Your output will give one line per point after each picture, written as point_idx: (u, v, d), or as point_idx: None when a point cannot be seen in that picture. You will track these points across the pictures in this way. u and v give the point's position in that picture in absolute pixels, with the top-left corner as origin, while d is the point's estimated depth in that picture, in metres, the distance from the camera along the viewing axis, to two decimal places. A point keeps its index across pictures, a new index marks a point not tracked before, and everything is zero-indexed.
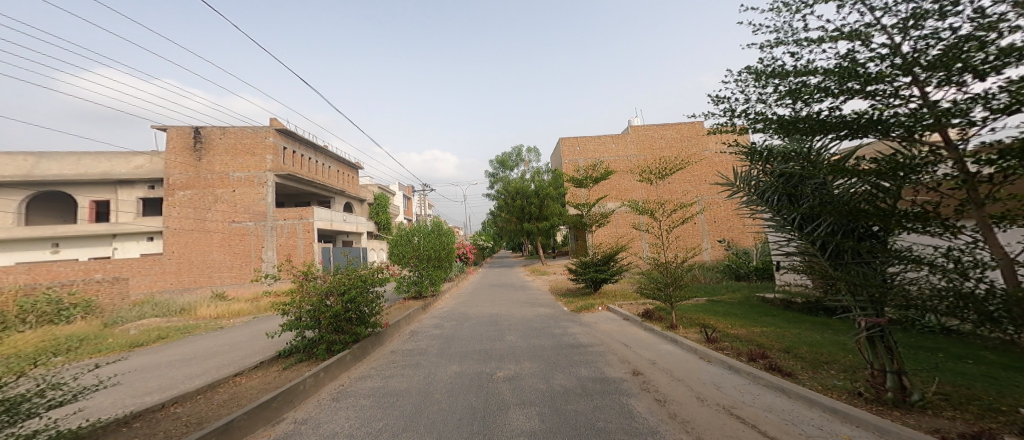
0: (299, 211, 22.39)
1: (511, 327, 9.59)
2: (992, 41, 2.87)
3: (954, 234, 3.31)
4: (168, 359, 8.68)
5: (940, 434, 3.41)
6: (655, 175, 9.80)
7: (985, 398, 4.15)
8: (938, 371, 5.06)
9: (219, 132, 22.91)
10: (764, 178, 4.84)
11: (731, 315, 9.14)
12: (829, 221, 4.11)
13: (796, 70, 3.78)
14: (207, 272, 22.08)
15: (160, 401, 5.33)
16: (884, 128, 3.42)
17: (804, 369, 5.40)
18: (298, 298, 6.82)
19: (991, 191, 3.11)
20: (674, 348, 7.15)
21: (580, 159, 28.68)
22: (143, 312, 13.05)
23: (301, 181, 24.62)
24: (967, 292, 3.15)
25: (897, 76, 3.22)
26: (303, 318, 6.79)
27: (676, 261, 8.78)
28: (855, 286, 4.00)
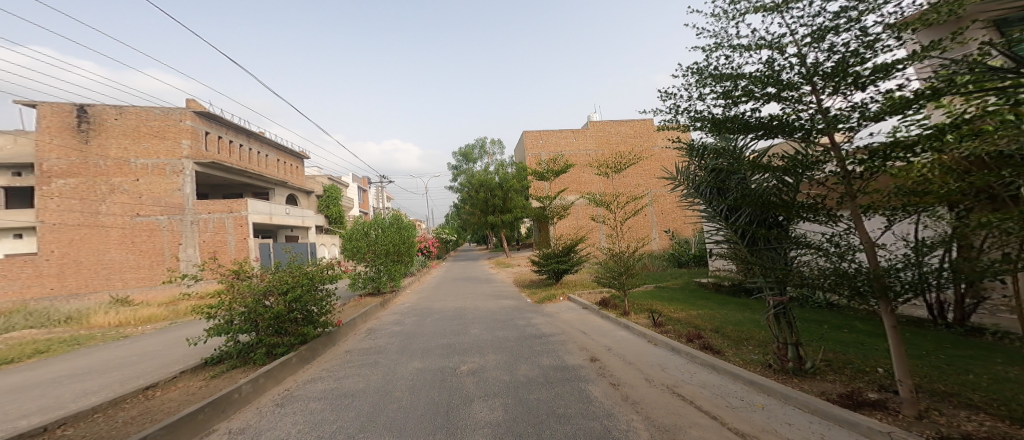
0: (225, 203, 20.57)
1: (474, 321, 9.31)
2: (871, 59, 3.09)
3: (834, 222, 3.57)
4: (53, 376, 7.37)
5: (824, 396, 3.69)
6: (613, 166, 9.80)
7: (855, 361, 4.60)
8: (822, 341, 5.55)
9: (115, 113, 19.84)
10: (699, 173, 4.99)
11: (676, 300, 9.56)
12: (747, 212, 4.31)
13: (726, 73, 3.82)
14: (103, 275, 19.02)
15: (40, 424, 4.34)
16: (789, 131, 3.58)
17: (730, 346, 5.70)
18: (227, 300, 5.94)
19: (861, 186, 3.40)
20: (626, 334, 7.29)
21: (540, 152, 28.67)
22: (13, 325, 11.03)
23: (231, 171, 22.32)
24: (844, 271, 3.41)
25: (802, 85, 3.35)
26: (236, 321, 5.94)
27: (628, 250, 8.88)
28: (766, 270, 4.25)
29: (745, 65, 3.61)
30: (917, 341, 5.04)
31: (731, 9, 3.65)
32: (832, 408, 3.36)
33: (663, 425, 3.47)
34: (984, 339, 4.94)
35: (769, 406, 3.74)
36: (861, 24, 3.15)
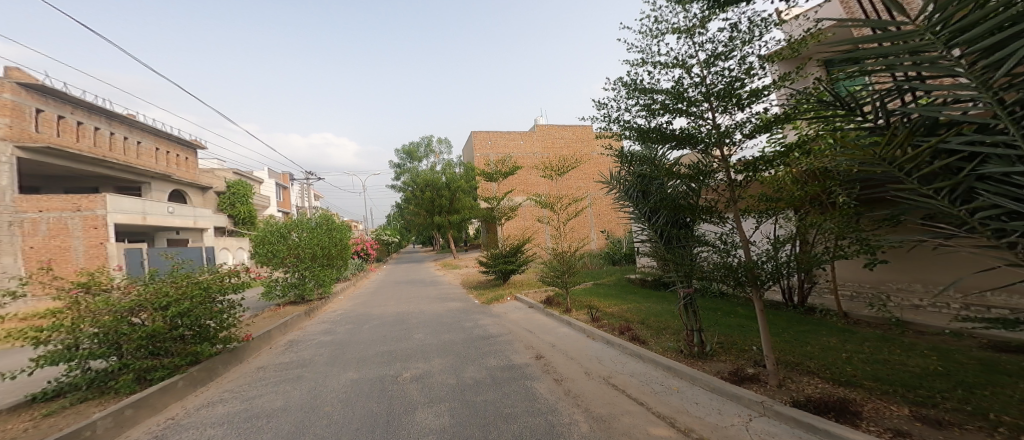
0: (72, 200, 16.40)
1: (419, 325, 7.85)
2: (749, 83, 3.61)
3: (723, 222, 4.14)
4: None
5: (719, 374, 4.18)
6: (557, 169, 9.51)
7: (737, 342, 5.31)
8: (717, 326, 6.28)
9: None
10: (629, 178, 4.97)
11: (609, 296, 9.91)
12: (665, 214, 4.63)
13: (645, 87, 4.06)
14: None
15: None
16: (694, 143, 3.95)
17: (652, 336, 6.13)
18: (72, 320, 4.23)
19: (740, 192, 4.04)
20: (568, 330, 7.29)
21: (483, 153, 26.67)
22: None
23: (75, 159, 18.05)
24: (730, 264, 3.91)
25: (702, 102, 3.74)
26: (86, 345, 4.25)
27: (568, 249, 8.79)
28: (677, 267, 4.51)
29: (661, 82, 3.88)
30: (774, 320, 6.04)
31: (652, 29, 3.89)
32: (728, 386, 3.77)
33: (600, 415, 3.55)
34: (813, 316, 6.08)
35: (683, 389, 4.07)
36: (742, 54, 3.64)
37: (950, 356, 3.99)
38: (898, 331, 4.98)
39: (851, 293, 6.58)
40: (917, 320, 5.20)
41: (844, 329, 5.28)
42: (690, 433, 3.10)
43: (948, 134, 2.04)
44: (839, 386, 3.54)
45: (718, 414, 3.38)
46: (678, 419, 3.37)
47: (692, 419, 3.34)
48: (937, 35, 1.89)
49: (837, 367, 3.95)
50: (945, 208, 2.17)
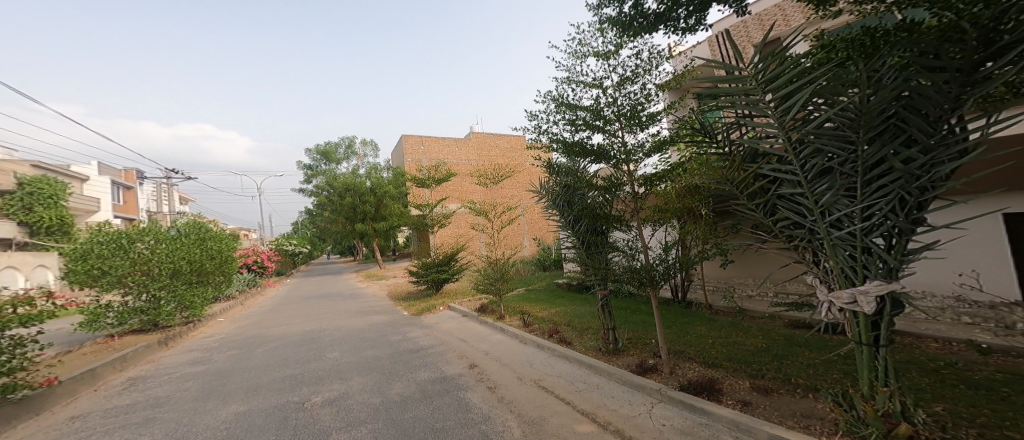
0: None
1: (335, 344, 6.70)
2: (648, 107, 4.18)
3: (628, 229, 4.61)
4: None
5: (633, 367, 4.42)
6: (491, 176, 8.53)
7: (642, 336, 5.72)
8: (627, 322, 6.68)
9: None
10: (556, 188, 5.30)
11: (540, 299, 9.37)
12: (585, 222, 5.01)
13: (570, 103, 4.32)
14: None
15: None
16: (610, 158, 4.32)
17: (577, 337, 5.96)
18: None
19: (642, 203, 4.52)
20: (501, 336, 6.66)
21: (411, 157, 23.64)
22: None
23: None
24: (635, 267, 4.39)
25: (614, 121, 4.19)
26: None
27: (500, 259, 8.07)
28: (595, 271, 4.86)
29: (584, 100, 4.17)
30: (665, 314, 6.78)
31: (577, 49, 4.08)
32: (640, 381, 3.97)
33: (531, 418, 3.49)
34: (682, 307, 7.16)
35: (603, 385, 4.20)
36: (643, 81, 4.20)
37: (787, 335, 4.96)
38: (741, 316, 6.12)
39: (713, 288, 7.84)
40: (752, 307, 6.47)
41: (711, 318, 6.26)
42: (609, 427, 3.26)
43: (761, 162, 2.63)
44: (707, 367, 4.20)
45: (630, 405, 3.62)
46: (599, 414, 3.52)
47: (609, 412, 3.52)
48: (753, 81, 2.47)
49: (712, 354, 4.55)
50: (761, 218, 2.80)
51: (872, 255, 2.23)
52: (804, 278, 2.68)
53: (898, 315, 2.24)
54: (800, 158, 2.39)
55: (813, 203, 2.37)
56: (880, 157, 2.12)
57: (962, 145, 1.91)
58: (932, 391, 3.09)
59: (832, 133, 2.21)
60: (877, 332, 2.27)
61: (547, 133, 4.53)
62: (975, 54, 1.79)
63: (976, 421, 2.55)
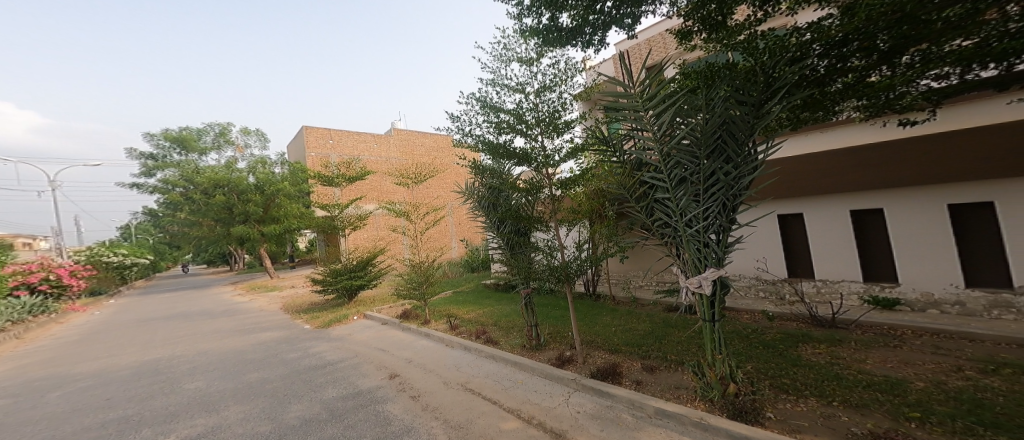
0: None
1: (228, 366, 5.91)
2: (564, 115, 4.47)
3: (548, 230, 4.85)
4: None
5: (554, 360, 4.67)
6: (413, 176, 8.22)
7: (561, 329, 6.05)
8: (550, 317, 6.99)
9: None
10: (481, 190, 5.34)
11: (467, 301, 9.25)
12: (510, 223, 5.12)
13: (494, 106, 4.41)
14: None
15: None
16: (531, 161, 4.50)
17: (503, 335, 6.09)
18: None
19: (557, 206, 4.79)
20: (426, 341, 6.53)
21: (314, 152, 21.16)
22: None
23: None
24: (554, 266, 4.63)
25: (535, 126, 4.40)
26: None
27: (426, 260, 7.92)
28: (521, 271, 5.01)
29: (507, 104, 4.29)
30: (580, 307, 7.26)
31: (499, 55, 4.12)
32: (560, 372, 4.22)
33: (457, 423, 3.48)
34: (595, 300, 7.74)
35: (527, 379, 4.37)
36: (560, 90, 4.48)
37: (668, 317, 5.73)
38: (634, 304, 6.92)
39: (619, 281, 8.57)
40: (644, 296, 7.41)
41: (615, 308, 6.92)
42: (532, 420, 3.37)
43: (644, 171, 2.99)
44: (612, 353, 4.63)
45: (549, 396, 3.82)
46: (523, 409, 3.62)
47: (532, 406, 3.65)
48: (640, 98, 2.87)
49: (620, 341, 5.01)
50: (642, 220, 3.18)
51: (710, 248, 2.75)
52: (669, 269, 3.12)
53: (726, 293, 2.85)
54: (666, 168, 2.82)
55: (674, 206, 2.81)
56: (715, 169, 2.66)
57: (758, 161, 2.58)
58: (783, 356, 3.81)
59: (687, 147, 2.71)
60: (714, 310, 2.86)
61: (473, 134, 4.55)
62: (764, 93, 2.52)
63: (767, 373, 3.46)
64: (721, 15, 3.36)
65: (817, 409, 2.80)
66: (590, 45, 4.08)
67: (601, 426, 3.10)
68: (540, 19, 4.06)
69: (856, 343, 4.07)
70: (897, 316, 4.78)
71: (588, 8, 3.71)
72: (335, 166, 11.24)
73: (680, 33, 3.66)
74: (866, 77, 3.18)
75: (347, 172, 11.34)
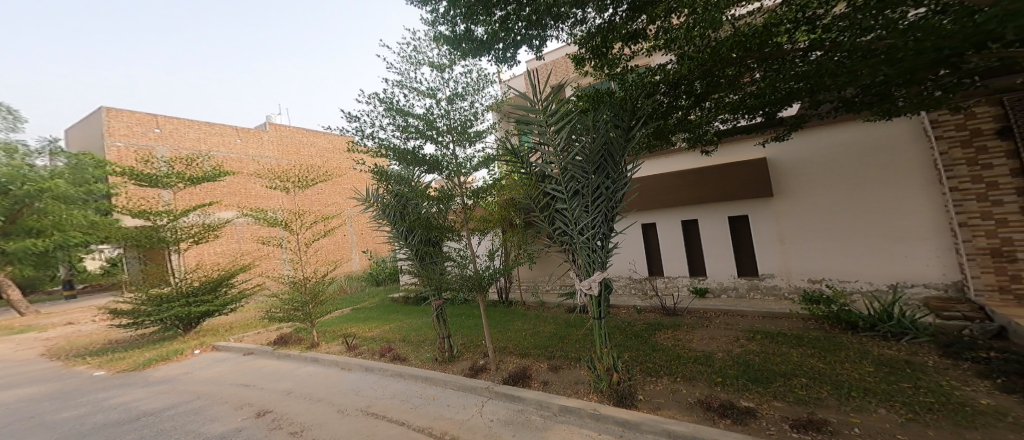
0: None
1: (32, 424, 4.56)
2: (476, 124, 4.55)
3: (459, 239, 4.84)
4: None
5: (466, 371, 4.65)
6: (296, 180, 7.32)
7: (475, 338, 6.07)
8: (462, 328, 6.93)
9: None
10: (384, 198, 5.10)
11: (371, 318, 8.65)
12: (420, 232, 4.97)
13: (400, 109, 4.30)
14: None
15: None
16: (441, 168, 4.48)
17: (413, 351, 5.87)
18: None
19: (469, 215, 4.81)
20: (315, 369, 5.88)
21: (121, 141, 14.01)
22: None
23: None
24: (466, 275, 4.64)
25: (445, 133, 4.39)
26: None
27: (316, 277, 7.21)
28: (432, 282, 4.91)
29: (415, 108, 4.21)
30: (493, 314, 7.37)
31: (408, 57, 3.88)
32: (472, 382, 4.23)
33: None
34: (505, 305, 7.95)
35: (438, 395, 4.27)
36: (472, 100, 4.57)
37: (568, 317, 6.19)
38: (542, 308, 7.31)
39: (529, 286, 8.92)
40: (550, 300, 7.86)
41: (525, 313, 7.19)
42: (444, 437, 3.30)
43: (546, 182, 3.22)
44: (523, 357, 4.79)
45: (462, 409, 3.80)
46: (435, 426, 3.53)
47: (444, 422, 3.59)
48: (543, 114, 3.12)
49: (529, 344, 5.21)
50: (545, 228, 3.42)
51: (598, 253, 3.08)
52: (567, 273, 3.37)
53: (610, 293, 3.21)
54: (564, 181, 3.09)
55: (569, 216, 3.08)
56: (600, 183, 3.03)
57: (628, 177, 3.05)
58: (658, 343, 4.39)
59: (580, 163, 3.00)
60: (601, 308, 3.18)
61: (378, 137, 4.33)
62: (631, 120, 2.98)
63: (636, 359, 3.98)
64: (606, 48, 3.79)
65: (689, 390, 3.29)
66: (501, 59, 4.09)
67: (512, 432, 3.18)
68: (454, 28, 4.00)
69: (717, 329, 4.83)
70: (706, 302, 6.04)
71: (502, 25, 3.69)
72: (163, 162, 7.81)
73: (574, 58, 4.04)
74: (688, 116, 3.94)
75: (185, 172, 7.95)
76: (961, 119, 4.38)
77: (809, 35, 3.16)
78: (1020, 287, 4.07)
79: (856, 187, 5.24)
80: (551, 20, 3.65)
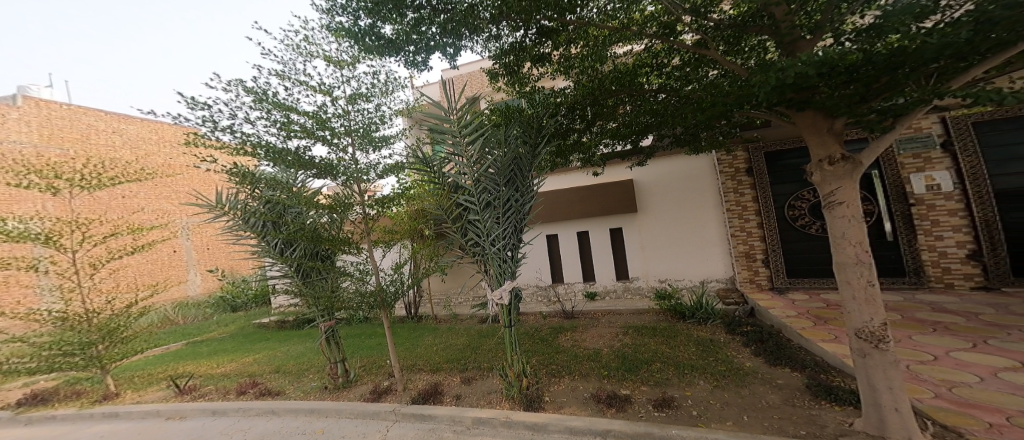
0: None
1: None
2: (380, 128, 4.35)
3: (359, 253, 4.44)
4: None
5: (365, 396, 4.31)
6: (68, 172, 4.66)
7: (377, 359, 5.69)
8: (358, 350, 6.35)
9: None
10: (250, 202, 4.21)
11: (223, 350, 6.92)
12: (303, 246, 4.31)
13: (280, 102, 3.52)
14: None
15: None
16: (336, 173, 4.01)
17: (291, 382, 5.13)
18: None
19: (372, 226, 4.49)
20: (113, 425, 4.57)
21: None
22: None
23: None
24: (366, 292, 4.32)
25: (341, 136, 4.03)
26: None
27: (115, 309, 5.04)
28: (315, 300, 4.41)
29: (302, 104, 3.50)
30: (401, 331, 7.00)
31: (298, 44, 3.47)
32: (369, 407, 3.94)
33: None
34: (414, 321, 7.64)
35: (329, 427, 3.85)
36: (378, 102, 4.38)
37: (481, 328, 6.23)
38: (455, 320, 7.23)
39: (440, 301, 8.67)
40: (463, 312, 7.81)
41: (436, 327, 7.00)
42: None
43: (460, 194, 3.24)
44: (434, 373, 4.66)
45: (363, 438, 3.51)
46: None
47: None
48: (458, 125, 3.11)
49: (435, 360, 5.09)
50: (458, 240, 3.41)
51: (508, 263, 3.22)
52: (478, 283, 3.43)
53: (519, 302, 3.35)
54: (477, 193, 3.14)
55: (482, 227, 3.15)
56: (509, 196, 3.20)
57: (534, 191, 3.29)
58: (564, 348, 4.59)
59: (492, 175, 3.12)
60: (511, 317, 3.29)
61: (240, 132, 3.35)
62: (537, 138, 3.25)
63: (541, 363, 4.18)
64: (517, 66, 4.00)
65: (586, 386, 3.58)
66: (413, 63, 3.88)
67: None
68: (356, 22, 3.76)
69: (611, 328, 5.22)
70: (594, 304, 6.64)
71: (414, 28, 3.56)
72: None
73: (488, 73, 4.19)
74: (581, 138, 4.30)
75: None
76: (730, 160, 6.25)
77: (659, 80, 4.05)
78: (758, 277, 6.08)
79: (677, 204, 6.59)
80: (467, 32, 3.60)
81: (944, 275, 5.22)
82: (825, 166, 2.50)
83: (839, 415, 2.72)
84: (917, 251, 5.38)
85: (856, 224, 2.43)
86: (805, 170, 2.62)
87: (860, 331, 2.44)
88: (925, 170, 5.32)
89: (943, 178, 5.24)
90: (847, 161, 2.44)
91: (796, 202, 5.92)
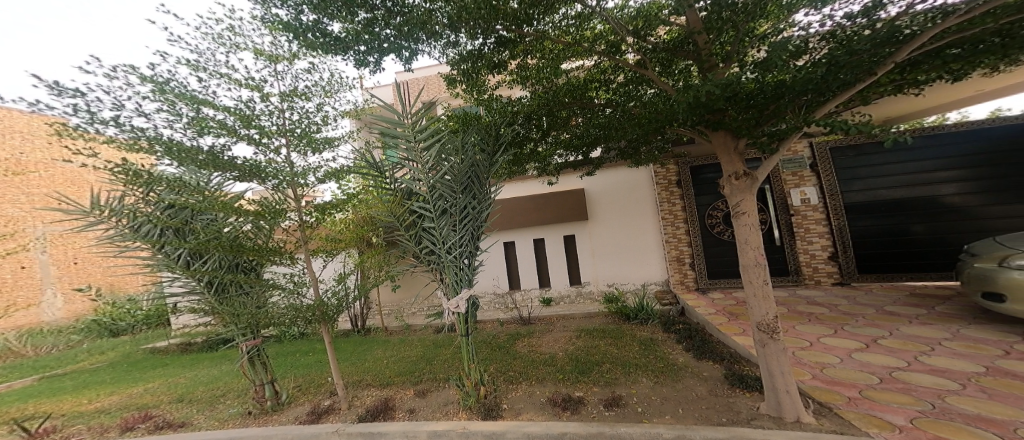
0: None
1: None
2: (321, 128, 4.11)
3: (293, 263, 4.13)
4: None
5: (300, 419, 3.99)
6: None
7: (315, 378, 5.31)
8: (291, 370, 5.85)
9: None
10: (144, 208, 3.61)
11: (102, 382, 5.93)
12: (216, 256, 3.85)
13: (189, 94, 3.07)
14: None
15: None
16: (263, 176, 3.61)
17: (200, 411, 4.57)
18: None
19: (310, 233, 4.20)
20: None
21: None
22: None
23: None
24: (301, 306, 3.99)
25: (273, 136, 3.68)
26: None
27: None
28: (235, 316, 3.96)
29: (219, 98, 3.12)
30: (344, 346, 6.60)
31: (220, 33, 3.10)
32: (303, 430, 3.66)
33: None
34: (360, 334, 7.25)
35: None
36: (320, 101, 4.14)
37: (436, 338, 6.08)
38: (407, 332, 6.97)
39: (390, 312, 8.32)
40: (416, 322, 7.60)
41: (388, 339, 6.73)
42: None
43: (413, 200, 3.13)
44: (384, 388, 4.45)
45: None
46: None
47: None
48: (410, 130, 3.03)
49: (380, 375, 4.87)
50: (411, 248, 3.31)
51: (463, 271, 3.19)
52: (433, 293, 3.36)
53: (476, 311, 3.31)
54: (432, 199, 3.09)
55: (438, 234, 3.10)
56: (465, 203, 3.17)
57: (491, 198, 3.32)
58: (515, 354, 4.61)
59: (449, 182, 3.07)
60: (466, 325, 3.25)
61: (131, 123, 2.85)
62: (494, 147, 3.30)
63: (496, 369, 4.19)
64: (476, 74, 3.95)
65: (535, 392, 3.61)
66: (363, 64, 3.73)
67: None
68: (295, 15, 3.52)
69: (558, 334, 5.28)
70: (550, 310, 6.77)
71: (366, 28, 3.43)
72: None
73: (445, 78, 4.14)
74: (537, 148, 4.39)
75: None
76: (664, 172, 6.77)
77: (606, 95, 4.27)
78: (683, 278, 6.63)
79: (619, 212, 6.94)
80: (424, 36, 3.57)
81: (814, 272, 6.10)
82: (732, 180, 2.79)
83: (749, 400, 3.02)
84: (797, 254, 6.19)
85: (756, 232, 2.73)
86: (717, 183, 2.89)
87: (759, 324, 2.72)
88: (800, 185, 6.22)
89: (812, 193, 6.17)
90: (747, 176, 2.72)
91: (712, 211, 6.55)
